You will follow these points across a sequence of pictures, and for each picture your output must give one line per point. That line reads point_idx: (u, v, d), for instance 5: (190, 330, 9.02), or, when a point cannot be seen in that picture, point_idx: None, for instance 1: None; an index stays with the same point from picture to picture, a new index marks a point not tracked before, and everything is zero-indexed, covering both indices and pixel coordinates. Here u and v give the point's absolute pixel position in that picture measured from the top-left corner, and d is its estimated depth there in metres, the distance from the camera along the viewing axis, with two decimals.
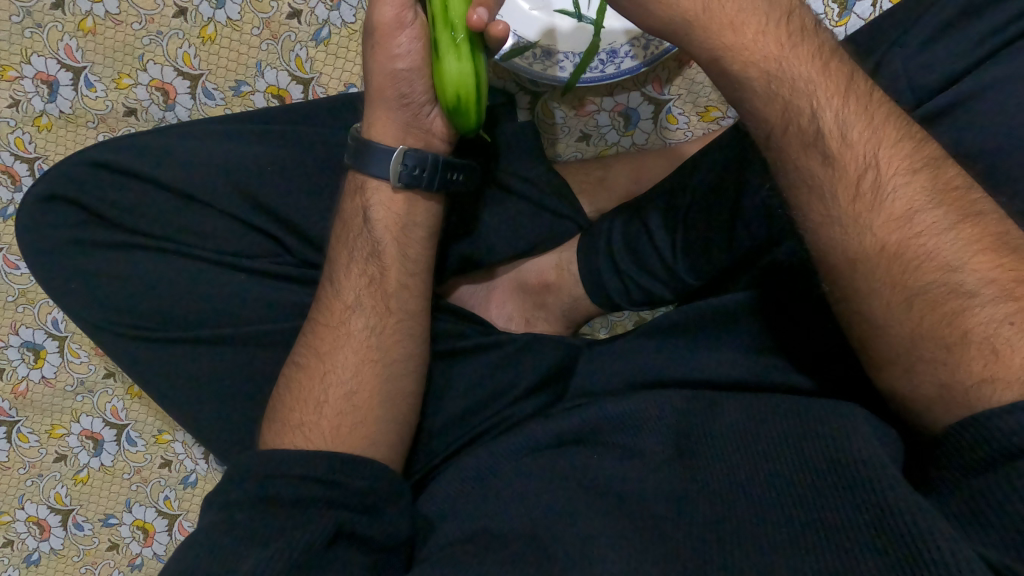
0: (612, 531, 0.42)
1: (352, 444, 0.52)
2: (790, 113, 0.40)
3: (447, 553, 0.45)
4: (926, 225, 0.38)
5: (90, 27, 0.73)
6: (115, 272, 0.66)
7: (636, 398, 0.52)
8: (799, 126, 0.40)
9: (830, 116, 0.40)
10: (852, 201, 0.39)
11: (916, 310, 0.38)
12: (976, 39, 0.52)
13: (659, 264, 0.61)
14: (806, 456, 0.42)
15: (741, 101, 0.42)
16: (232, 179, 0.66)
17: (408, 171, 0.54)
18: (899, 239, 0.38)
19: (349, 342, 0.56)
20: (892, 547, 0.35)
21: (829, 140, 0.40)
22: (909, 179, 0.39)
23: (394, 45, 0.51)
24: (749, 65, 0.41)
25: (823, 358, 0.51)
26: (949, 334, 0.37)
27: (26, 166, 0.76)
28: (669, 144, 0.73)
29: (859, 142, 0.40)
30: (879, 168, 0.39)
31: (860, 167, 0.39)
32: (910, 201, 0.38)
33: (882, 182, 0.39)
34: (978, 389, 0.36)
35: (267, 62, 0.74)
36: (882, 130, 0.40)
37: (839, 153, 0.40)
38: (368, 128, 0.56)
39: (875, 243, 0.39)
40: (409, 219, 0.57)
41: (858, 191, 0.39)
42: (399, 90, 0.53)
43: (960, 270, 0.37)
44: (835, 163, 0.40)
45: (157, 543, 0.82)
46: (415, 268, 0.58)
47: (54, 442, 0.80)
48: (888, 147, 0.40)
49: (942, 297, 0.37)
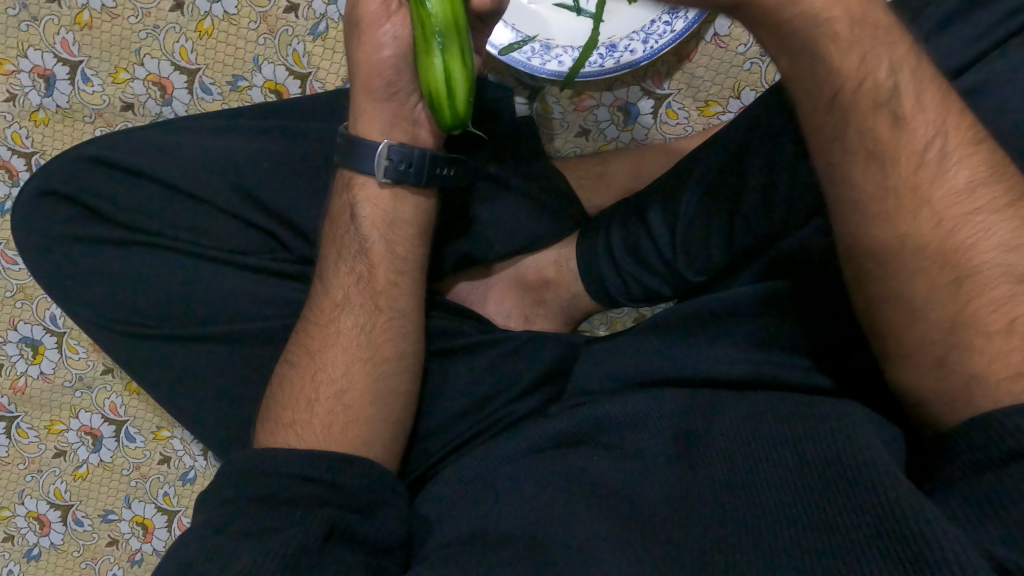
0: (611, 531, 0.42)
1: (344, 444, 0.52)
2: (866, 68, 0.38)
3: (445, 553, 0.45)
4: (985, 202, 0.37)
5: (86, 20, 0.72)
6: (113, 268, 0.66)
7: (634, 398, 0.52)
8: (876, 81, 0.38)
9: (906, 76, 0.39)
10: (916, 169, 0.38)
11: (963, 293, 0.37)
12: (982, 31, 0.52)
13: (660, 261, 0.60)
14: (806, 458, 0.41)
15: (812, 49, 0.38)
16: (229, 175, 0.65)
17: (393, 167, 0.54)
18: (957, 216, 0.37)
19: (339, 340, 0.55)
20: (896, 551, 0.35)
21: (901, 101, 0.38)
22: (973, 151, 0.38)
23: (380, 34, 0.52)
24: (833, 6, 0.37)
25: (837, 355, 0.50)
26: (995, 320, 0.37)
27: (23, 161, 0.76)
28: (668, 139, 0.73)
29: (930, 108, 0.38)
30: (944, 138, 0.38)
31: (929, 134, 0.38)
32: (972, 175, 0.38)
33: (947, 152, 0.38)
34: (1012, 382, 0.36)
35: (264, 57, 0.73)
36: (949, 100, 0.39)
37: (909, 117, 0.38)
38: (355, 123, 0.55)
39: (933, 217, 0.37)
40: (397, 216, 0.56)
41: (924, 159, 0.38)
42: (386, 79, 0.53)
43: (1014, 253, 0.37)
44: (904, 127, 0.38)
45: (156, 539, 0.82)
46: (406, 266, 0.57)
47: (54, 438, 0.80)
48: (954, 117, 0.39)
49: (993, 280, 0.37)
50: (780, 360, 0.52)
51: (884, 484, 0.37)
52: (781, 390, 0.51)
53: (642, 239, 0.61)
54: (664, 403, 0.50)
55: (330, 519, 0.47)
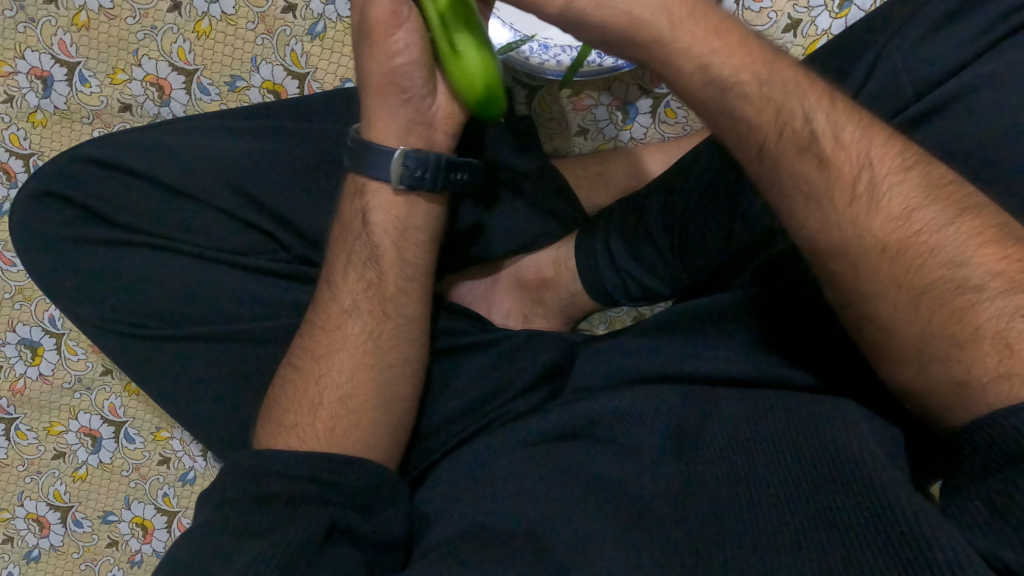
0: (610, 528, 0.42)
1: (347, 446, 0.52)
2: (784, 116, 0.41)
3: (443, 551, 0.45)
4: (925, 222, 0.38)
5: (83, 21, 0.72)
6: (112, 268, 0.66)
7: (632, 395, 0.52)
8: (794, 129, 0.41)
9: (823, 118, 0.41)
10: (849, 203, 0.39)
11: (924, 309, 0.37)
12: (979, 30, 0.52)
13: (658, 260, 0.60)
14: (804, 455, 0.42)
15: (732, 109, 0.42)
16: (227, 176, 0.65)
17: (409, 173, 0.54)
18: (900, 239, 0.38)
19: (346, 346, 0.55)
20: (893, 547, 0.35)
21: (823, 143, 0.40)
22: (903, 177, 0.39)
23: (390, 42, 0.51)
24: (740, 70, 0.41)
25: (826, 357, 0.51)
26: (961, 331, 0.36)
27: (21, 162, 0.76)
28: (667, 138, 0.73)
29: (852, 143, 0.40)
30: (872, 169, 0.39)
31: (855, 167, 0.39)
32: (906, 199, 0.39)
33: (876, 182, 0.39)
34: (995, 386, 0.35)
35: (261, 57, 0.73)
36: (870, 130, 0.41)
37: (833, 157, 0.40)
38: (368, 128, 0.55)
39: (876, 243, 0.38)
40: (409, 222, 0.57)
41: (854, 192, 0.39)
42: (399, 86, 0.53)
43: (966, 264, 0.37)
44: (830, 166, 0.40)
45: (156, 540, 0.82)
46: (416, 273, 0.58)
47: (53, 440, 0.80)
48: (878, 147, 0.40)
49: (949, 294, 0.37)
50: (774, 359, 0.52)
51: (880, 481, 0.38)
52: (772, 387, 0.51)
53: (641, 239, 0.61)
54: (663, 401, 0.50)
55: (331, 517, 0.47)
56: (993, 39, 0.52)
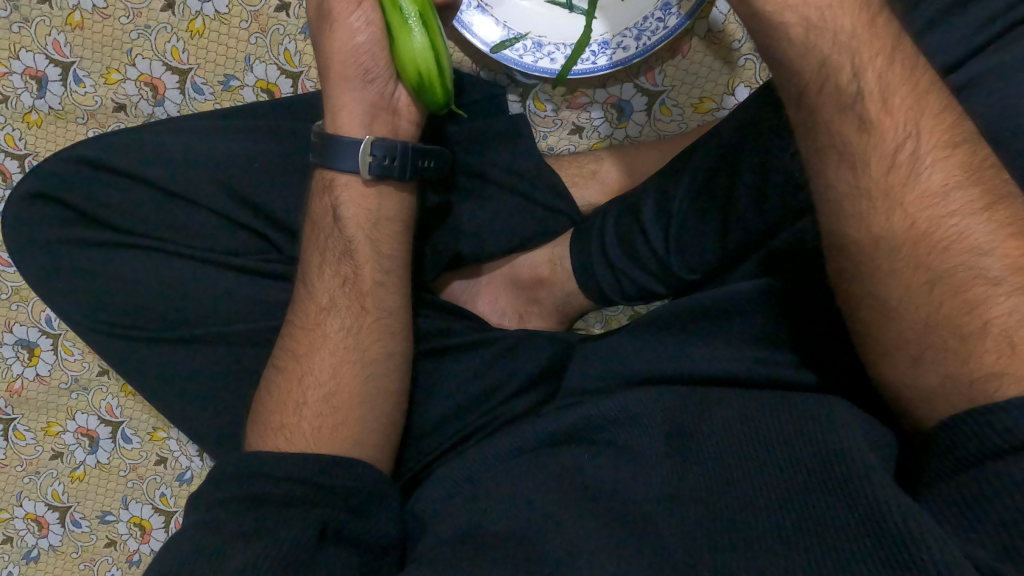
0: (599, 533, 0.41)
1: (334, 445, 0.52)
2: (828, 68, 0.38)
3: (436, 552, 0.44)
4: (959, 205, 0.37)
5: (77, 21, 0.72)
6: (105, 269, 0.66)
7: (624, 396, 0.51)
8: (839, 84, 0.38)
9: (872, 77, 0.38)
10: (887, 172, 0.38)
11: (935, 295, 0.37)
12: (979, 24, 0.51)
13: (653, 259, 0.59)
14: (797, 456, 0.41)
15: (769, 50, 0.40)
16: (219, 176, 0.65)
17: (377, 162, 0.54)
18: (929, 218, 0.37)
19: (326, 343, 0.55)
20: (883, 551, 0.35)
21: (868, 103, 0.38)
22: (949, 154, 0.37)
23: (351, 20, 0.52)
24: (785, 10, 0.38)
25: (822, 355, 0.50)
26: (967, 323, 0.36)
27: (16, 162, 0.75)
28: (662, 136, 0.73)
29: (901, 109, 0.38)
30: (916, 140, 0.37)
31: (899, 136, 0.38)
32: (946, 177, 0.37)
33: (919, 155, 0.37)
34: (985, 382, 0.35)
35: (255, 56, 0.73)
36: (926, 96, 0.38)
37: (878, 120, 0.38)
38: (334, 119, 0.55)
39: (904, 220, 0.37)
40: (380, 214, 0.56)
41: (893, 162, 0.38)
42: (362, 66, 0.53)
43: (988, 255, 0.36)
44: (871, 130, 0.38)
45: (154, 540, 0.82)
46: (391, 264, 0.58)
47: (51, 440, 0.80)
48: (930, 117, 0.38)
49: (965, 283, 0.36)
50: (771, 358, 0.51)
51: (869, 483, 0.37)
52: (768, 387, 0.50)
53: (636, 239, 0.60)
54: (657, 403, 0.50)
55: (323, 518, 0.47)
56: (993, 33, 0.51)
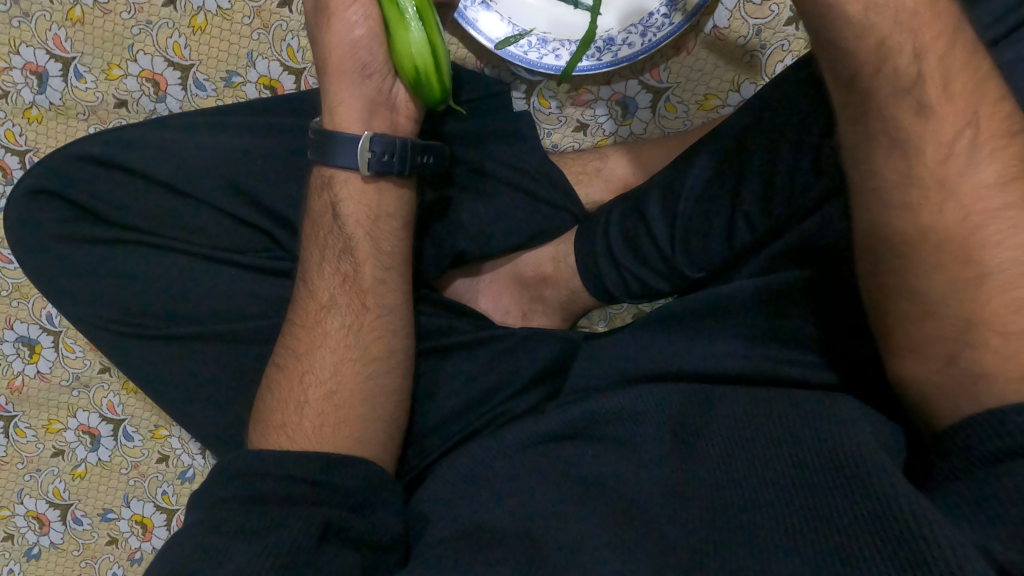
0: (604, 530, 0.41)
1: (337, 443, 0.52)
2: (879, 52, 0.36)
3: (441, 550, 0.44)
4: (1015, 198, 0.36)
5: (78, 16, 0.71)
6: (107, 266, 0.66)
7: (630, 394, 0.51)
8: (891, 67, 0.37)
9: (929, 62, 0.37)
10: (943, 161, 0.37)
11: (982, 291, 0.37)
12: (988, 22, 0.51)
13: (659, 257, 0.59)
14: (803, 455, 0.41)
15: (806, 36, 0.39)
16: (221, 173, 0.65)
17: (376, 159, 0.54)
18: (984, 210, 0.37)
19: (327, 341, 0.55)
20: (892, 549, 0.34)
21: (928, 88, 0.37)
22: (1006, 145, 0.37)
23: (348, 14, 0.52)
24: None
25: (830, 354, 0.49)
26: (1014, 320, 0.36)
27: (17, 159, 0.75)
28: (667, 133, 0.72)
29: (962, 96, 0.37)
30: (976, 130, 0.37)
31: (959, 124, 0.37)
32: (1002, 169, 0.37)
33: (977, 145, 0.37)
34: (1019, 381, 0.35)
35: (258, 52, 0.73)
36: (984, 85, 0.38)
37: (937, 106, 0.37)
38: (331, 115, 0.55)
39: (958, 212, 0.37)
40: (380, 210, 0.56)
41: (950, 151, 0.37)
42: (360, 61, 0.53)
43: None
44: (931, 115, 0.37)
45: (155, 538, 0.82)
46: (392, 261, 0.57)
47: (52, 437, 0.80)
48: (988, 107, 0.38)
49: (1015, 279, 0.36)
50: (776, 357, 0.51)
51: (878, 480, 0.37)
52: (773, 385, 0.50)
53: (641, 236, 0.60)
54: (663, 401, 0.50)
55: (327, 517, 0.46)
56: (1000, 32, 0.51)
